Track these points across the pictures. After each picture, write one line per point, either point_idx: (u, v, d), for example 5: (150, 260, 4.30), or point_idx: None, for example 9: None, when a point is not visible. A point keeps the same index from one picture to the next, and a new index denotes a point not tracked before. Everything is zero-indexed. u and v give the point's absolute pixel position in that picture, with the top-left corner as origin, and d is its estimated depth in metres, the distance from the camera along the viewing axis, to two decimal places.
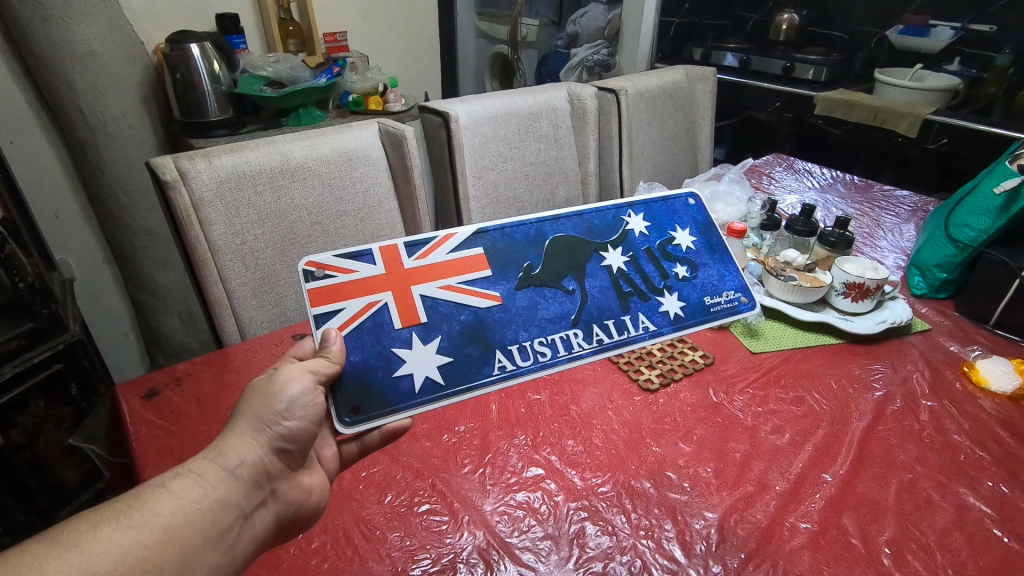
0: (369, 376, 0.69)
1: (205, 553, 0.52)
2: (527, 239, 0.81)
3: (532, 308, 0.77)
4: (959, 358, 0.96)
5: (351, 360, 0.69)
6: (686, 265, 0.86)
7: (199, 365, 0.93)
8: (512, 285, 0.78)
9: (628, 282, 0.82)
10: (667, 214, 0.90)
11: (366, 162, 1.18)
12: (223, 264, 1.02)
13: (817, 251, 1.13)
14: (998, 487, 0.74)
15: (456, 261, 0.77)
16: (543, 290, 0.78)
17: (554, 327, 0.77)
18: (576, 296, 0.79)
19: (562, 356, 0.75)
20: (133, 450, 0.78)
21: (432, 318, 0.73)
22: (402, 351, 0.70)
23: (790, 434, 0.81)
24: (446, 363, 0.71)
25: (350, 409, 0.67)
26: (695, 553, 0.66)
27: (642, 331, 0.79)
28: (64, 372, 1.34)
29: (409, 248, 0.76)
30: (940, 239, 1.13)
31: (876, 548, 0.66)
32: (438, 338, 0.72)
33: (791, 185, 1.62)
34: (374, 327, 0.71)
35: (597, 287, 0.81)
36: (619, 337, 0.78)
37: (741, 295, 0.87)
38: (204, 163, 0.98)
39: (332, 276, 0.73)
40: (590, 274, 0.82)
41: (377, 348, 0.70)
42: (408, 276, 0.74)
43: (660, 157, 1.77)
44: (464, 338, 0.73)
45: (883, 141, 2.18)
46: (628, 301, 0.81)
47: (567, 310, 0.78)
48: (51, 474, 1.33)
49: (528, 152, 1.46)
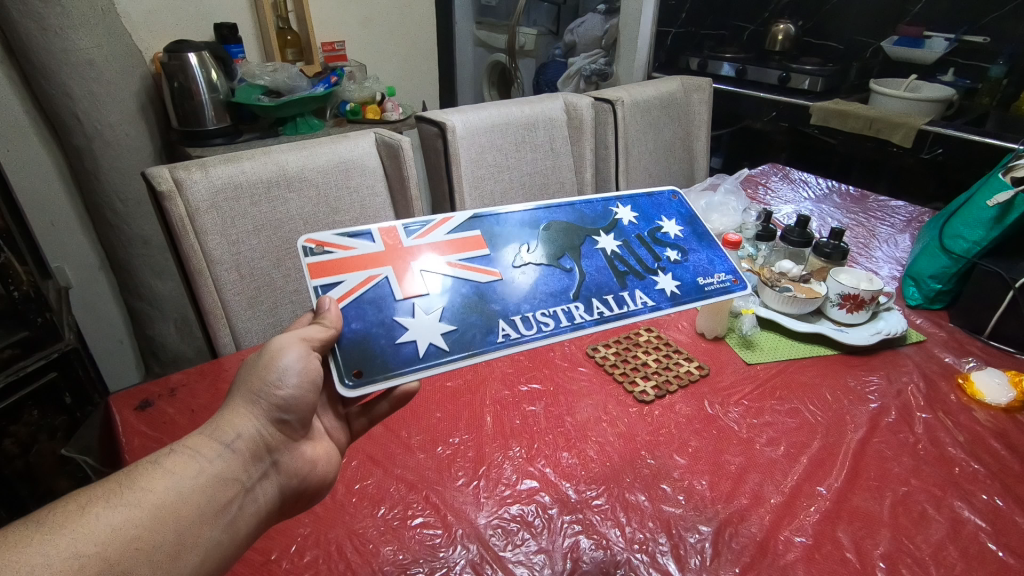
0: (372, 340, 0.67)
1: (206, 525, 0.53)
2: (522, 224, 0.82)
3: (531, 286, 0.76)
4: (953, 370, 0.97)
5: (350, 328, 0.67)
6: (675, 250, 0.86)
7: (193, 376, 0.93)
8: (510, 263, 0.78)
9: (620, 261, 0.82)
10: (650, 208, 0.91)
11: (363, 171, 1.18)
12: (218, 275, 1.02)
13: (812, 262, 1.12)
14: (993, 500, 0.74)
15: (455, 241, 0.78)
16: (539, 270, 0.78)
17: (554, 300, 0.76)
18: (573, 272, 0.79)
19: (564, 325, 0.73)
20: (125, 461, 0.77)
21: (433, 290, 0.72)
22: (404, 319, 0.69)
23: (785, 447, 0.81)
24: (450, 334, 0.70)
25: (354, 371, 0.65)
26: (689, 567, 0.66)
27: (640, 305, 0.78)
28: (59, 381, 1.33)
29: (408, 229, 0.77)
30: (934, 249, 1.13)
31: (872, 563, 0.66)
32: (440, 308, 0.71)
33: (786, 195, 1.62)
34: (374, 298, 0.70)
35: (595, 264, 0.81)
36: (619, 310, 0.77)
37: (732, 277, 0.85)
38: (200, 173, 0.98)
39: (332, 252, 0.72)
40: (587, 254, 0.82)
41: (378, 317, 0.69)
42: (407, 253, 0.75)
43: (657, 167, 1.78)
44: (462, 307, 0.72)
45: (879, 151, 2.19)
46: (624, 279, 0.81)
47: (566, 286, 0.77)
48: (43, 483, 1.33)
49: (525, 162, 1.46)
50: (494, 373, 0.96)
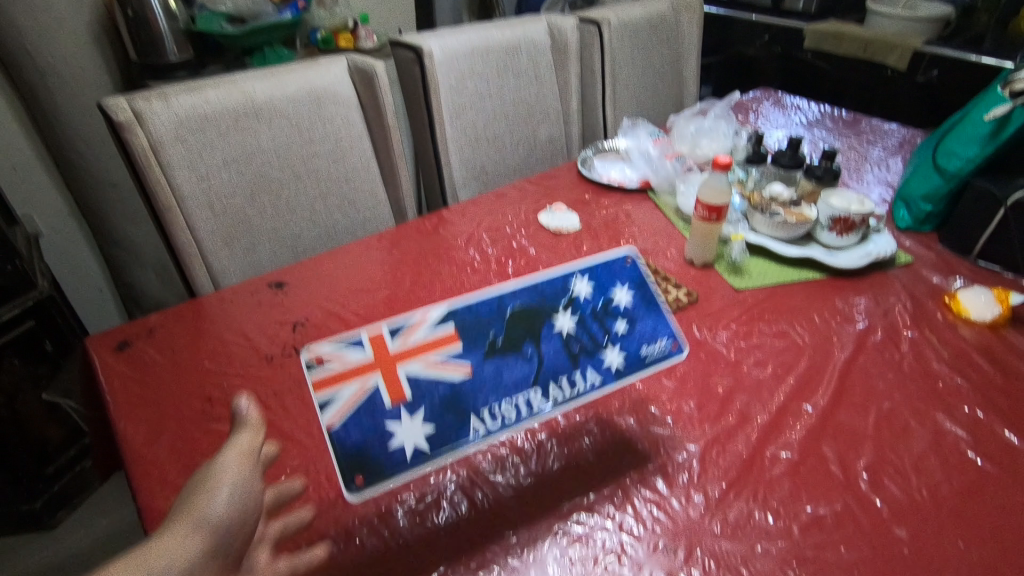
0: (371, 455, 0.66)
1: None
2: (490, 312, 0.78)
3: (497, 376, 0.73)
4: (940, 289, 0.96)
5: (349, 439, 0.67)
6: (625, 320, 0.82)
7: (172, 317, 0.91)
8: (479, 356, 0.74)
9: (575, 338, 0.78)
10: (606, 273, 0.86)
11: (336, 100, 1.12)
12: (189, 211, 0.98)
13: (803, 186, 1.10)
14: (975, 412, 0.75)
15: (431, 343, 0.74)
16: (495, 356, 0.75)
17: (515, 391, 0.73)
18: (532, 360, 0.76)
19: (524, 416, 0.72)
20: (107, 401, 0.76)
21: (415, 394, 0.70)
22: (398, 423, 0.68)
23: (772, 368, 0.82)
24: (435, 436, 0.69)
25: (356, 477, 0.65)
26: (677, 484, 0.66)
27: (590, 386, 0.76)
28: (37, 329, 1.29)
29: (394, 335, 0.74)
30: (927, 170, 1.11)
31: (855, 474, 0.67)
32: (422, 410, 0.69)
33: (777, 121, 1.58)
34: (368, 408, 0.69)
35: (554, 350, 0.77)
36: (572, 393, 0.75)
37: (672, 341, 0.83)
38: (160, 103, 0.93)
39: (332, 371, 0.71)
40: (546, 336, 0.78)
41: (372, 422, 0.68)
42: (394, 359, 0.72)
43: (645, 94, 1.71)
44: (447, 410, 0.70)
45: (872, 74, 2.14)
46: (578, 359, 0.78)
47: (524, 375, 0.74)
48: (34, 432, 1.33)
49: (508, 90, 1.41)
50: None
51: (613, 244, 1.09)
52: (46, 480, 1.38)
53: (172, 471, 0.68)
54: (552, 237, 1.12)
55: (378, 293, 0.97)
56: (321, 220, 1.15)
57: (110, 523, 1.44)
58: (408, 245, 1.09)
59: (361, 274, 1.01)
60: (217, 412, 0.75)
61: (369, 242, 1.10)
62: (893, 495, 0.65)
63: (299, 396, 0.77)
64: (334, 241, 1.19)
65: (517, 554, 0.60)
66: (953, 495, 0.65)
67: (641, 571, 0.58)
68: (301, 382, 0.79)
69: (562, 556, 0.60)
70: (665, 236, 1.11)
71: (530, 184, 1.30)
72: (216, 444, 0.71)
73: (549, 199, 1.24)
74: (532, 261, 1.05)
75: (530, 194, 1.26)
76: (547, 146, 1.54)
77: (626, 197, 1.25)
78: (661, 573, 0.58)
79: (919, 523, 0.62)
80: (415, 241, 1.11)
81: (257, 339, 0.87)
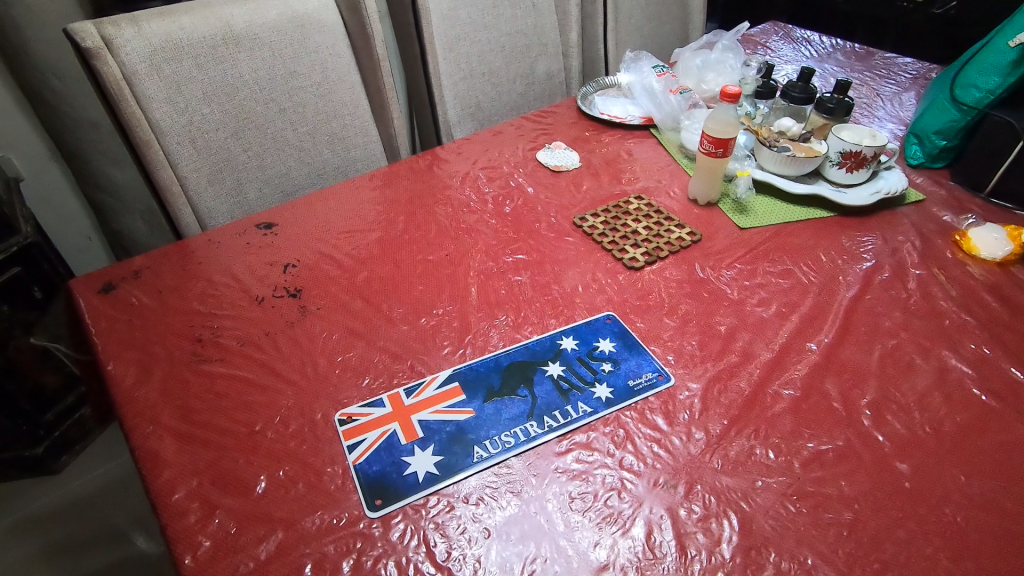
0: (390, 485, 0.59)
1: None
2: (489, 367, 0.71)
3: (496, 413, 0.66)
4: (951, 227, 0.93)
5: (369, 469, 0.60)
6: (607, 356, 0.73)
7: (158, 258, 0.88)
8: (479, 399, 0.67)
9: (565, 380, 0.69)
10: (588, 327, 0.77)
11: (321, 30, 1.07)
12: (169, 146, 0.95)
13: (813, 120, 1.04)
14: (980, 349, 0.73)
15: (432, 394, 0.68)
16: (486, 399, 0.67)
17: (507, 425, 0.65)
18: (527, 399, 0.67)
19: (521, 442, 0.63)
20: (94, 343, 0.74)
21: (427, 433, 0.64)
22: (414, 456, 0.61)
23: (776, 306, 0.80)
24: (449, 468, 0.60)
25: (375, 497, 0.58)
26: (678, 421, 0.65)
27: (581, 413, 0.66)
28: (23, 276, 1.25)
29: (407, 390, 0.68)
30: (943, 102, 1.06)
31: (857, 410, 0.66)
32: (433, 445, 0.62)
33: (786, 55, 1.50)
34: (386, 446, 0.62)
35: (548, 388, 0.68)
36: (566, 420, 0.65)
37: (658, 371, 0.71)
38: (131, 30, 0.87)
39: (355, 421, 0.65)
40: (539, 379, 0.70)
41: (390, 455, 0.61)
42: (407, 406, 0.66)
43: (648, 27, 1.63)
44: (459, 444, 0.63)
45: (885, 7, 2.04)
46: (566, 393, 0.68)
47: (514, 410, 0.66)
48: (30, 379, 1.32)
49: (504, 20, 1.33)
50: (478, 245, 0.91)
51: (614, 183, 1.05)
52: (45, 426, 1.39)
53: (163, 412, 0.66)
54: (551, 175, 1.07)
55: (371, 233, 0.93)
56: (309, 158, 1.12)
57: (113, 467, 1.46)
58: (401, 184, 1.05)
59: (354, 215, 0.97)
60: (207, 353, 0.73)
61: (360, 182, 1.06)
62: (896, 431, 0.64)
63: (292, 336, 0.75)
64: (324, 179, 1.17)
65: (516, 489, 0.59)
66: (956, 430, 0.64)
67: (642, 506, 0.58)
68: (292, 322, 0.77)
69: (562, 491, 0.59)
70: (668, 174, 1.07)
71: (528, 121, 1.24)
72: (208, 384, 0.69)
73: (547, 137, 1.19)
74: (531, 201, 1.01)
75: (528, 132, 1.21)
76: (546, 81, 1.47)
77: (628, 135, 1.20)
78: (662, 508, 0.58)
79: (921, 457, 0.61)
80: (409, 180, 1.07)
81: (246, 280, 0.84)
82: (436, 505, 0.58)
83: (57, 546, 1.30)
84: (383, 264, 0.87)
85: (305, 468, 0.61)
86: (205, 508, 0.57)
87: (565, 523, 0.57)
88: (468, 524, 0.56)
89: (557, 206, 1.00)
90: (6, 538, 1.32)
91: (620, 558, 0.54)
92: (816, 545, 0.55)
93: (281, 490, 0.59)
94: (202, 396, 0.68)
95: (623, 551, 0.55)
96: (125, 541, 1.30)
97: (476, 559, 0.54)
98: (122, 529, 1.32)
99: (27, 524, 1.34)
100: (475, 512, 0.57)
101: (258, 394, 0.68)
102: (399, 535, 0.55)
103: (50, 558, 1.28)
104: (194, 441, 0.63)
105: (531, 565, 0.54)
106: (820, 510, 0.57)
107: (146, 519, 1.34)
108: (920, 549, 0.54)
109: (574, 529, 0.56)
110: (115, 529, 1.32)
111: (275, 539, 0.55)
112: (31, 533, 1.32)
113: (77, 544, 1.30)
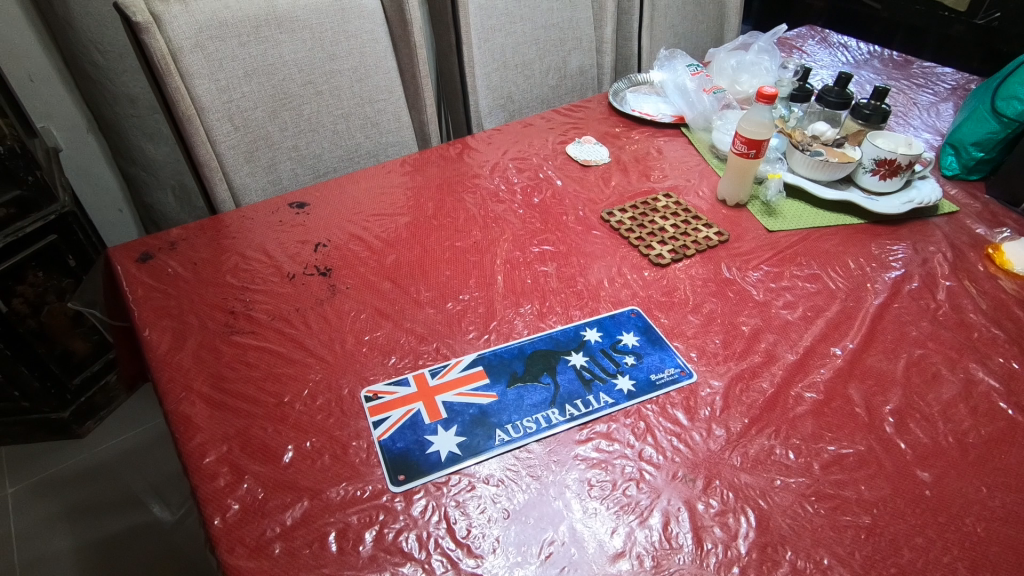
0: (414, 462, 0.60)
1: None
2: (513, 354, 0.72)
3: (519, 400, 0.67)
4: (985, 241, 0.92)
5: (395, 444, 0.62)
6: (631, 351, 0.73)
7: (193, 231, 0.90)
8: (503, 383, 0.68)
9: (588, 370, 0.70)
10: (612, 321, 0.77)
11: (361, 14, 1.09)
12: (209, 123, 0.97)
13: (848, 125, 1.03)
14: (1009, 363, 0.73)
15: (457, 377, 0.69)
16: (509, 384, 0.68)
17: (529, 411, 0.65)
18: (550, 387, 0.68)
19: (541, 428, 0.64)
20: (132, 308, 0.77)
21: (452, 414, 0.65)
22: (437, 435, 0.63)
23: (801, 310, 0.80)
24: (471, 449, 0.62)
25: (399, 472, 0.59)
26: (699, 417, 0.66)
27: (602, 405, 0.66)
28: (59, 244, 1.28)
29: (434, 370, 0.70)
30: (982, 113, 1.04)
31: (880, 416, 0.66)
32: (456, 426, 0.64)
33: (822, 60, 1.49)
34: (413, 424, 0.64)
35: (570, 377, 0.69)
36: (588, 412, 0.66)
37: (681, 367, 0.71)
38: (180, 7, 0.89)
39: (381, 397, 0.66)
40: (561, 368, 0.70)
41: (415, 435, 0.63)
42: (433, 387, 0.67)
43: (682, 26, 1.63)
44: (481, 426, 0.64)
45: (926, 15, 2.01)
46: (589, 385, 0.68)
47: (537, 399, 0.67)
48: (60, 344, 1.36)
49: (540, 12, 1.34)
50: (506, 234, 0.92)
51: (643, 180, 1.05)
52: (72, 391, 1.42)
53: (195, 378, 0.68)
54: (580, 169, 1.08)
55: (400, 217, 0.95)
56: (342, 140, 1.15)
57: (133, 435, 1.49)
58: (431, 171, 1.06)
59: (382, 199, 0.99)
60: (239, 325, 0.75)
61: (391, 167, 1.07)
62: (919, 440, 0.64)
63: (320, 314, 0.77)
64: (355, 163, 1.19)
65: (535, 473, 0.60)
66: (980, 442, 0.64)
67: (660, 498, 0.59)
68: (322, 299, 0.79)
69: (581, 478, 0.60)
70: (697, 173, 1.07)
71: (558, 115, 1.25)
72: (239, 355, 0.71)
73: (578, 132, 1.19)
74: (559, 193, 1.02)
75: (558, 125, 1.21)
76: (578, 76, 1.48)
77: (658, 133, 1.20)
78: (679, 500, 0.58)
79: (943, 467, 0.61)
80: (439, 167, 1.08)
81: (279, 257, 0.86)
82: (457, 484, 0.59)
83: (76, 508, 1.33)
84: (410, 247, 0.89)
85: (331, 441, 0.62)
86: (234, 473, 0.59)
87: (583, 509, 0.58)
88: (488, 505, 0.57)
89: (585, 199, 1.00)
90: (29, 498, 1.35)
91: (636, 546, 0.55)
92: (832, 546, 0.55)
93: (308, 460, 0.60)
94: (234, 366, 0.70)
95: (640, 541, 0.55)
96: (142, 509, 1.33)
97: (495, 538, 0.55)
98: (139, 496, 1.36)
99: (49, 485, 1.38)
100: (495, 493, 0.58)
101: (287, 366, 0.70)
102: (420, 510, 0.57)
103: (69, 519, 1.31)
104: (225, 408, 0.65)
105: (549, 547, 0.55)
106: (837, 512, 0.57)
107: (162, 487, 1.37)
108: (937, 557, 0.54)
109: (591, 515, 0.57)
110: (133, 495, 1.36)
111: (301, 506, 0.57)
112: (51, 494, 1.36)
113: (95, 507, 1.34)
